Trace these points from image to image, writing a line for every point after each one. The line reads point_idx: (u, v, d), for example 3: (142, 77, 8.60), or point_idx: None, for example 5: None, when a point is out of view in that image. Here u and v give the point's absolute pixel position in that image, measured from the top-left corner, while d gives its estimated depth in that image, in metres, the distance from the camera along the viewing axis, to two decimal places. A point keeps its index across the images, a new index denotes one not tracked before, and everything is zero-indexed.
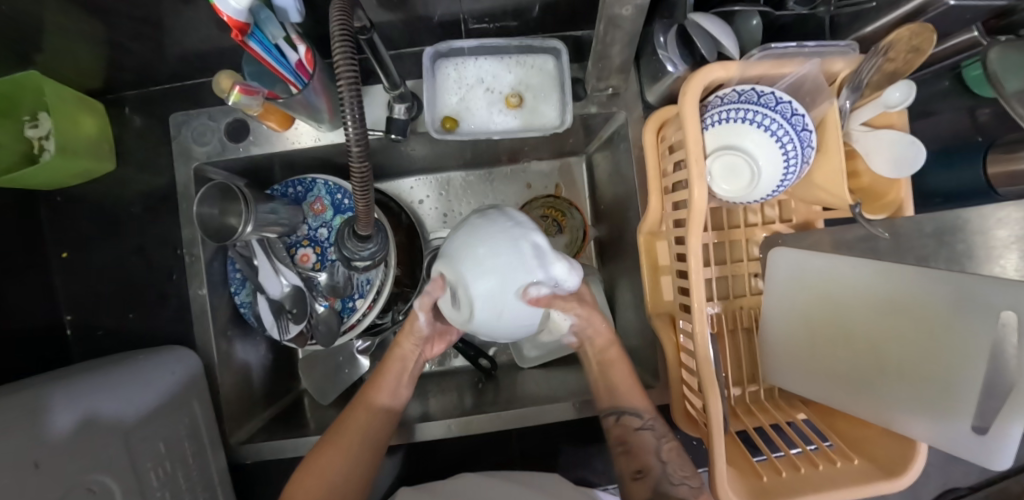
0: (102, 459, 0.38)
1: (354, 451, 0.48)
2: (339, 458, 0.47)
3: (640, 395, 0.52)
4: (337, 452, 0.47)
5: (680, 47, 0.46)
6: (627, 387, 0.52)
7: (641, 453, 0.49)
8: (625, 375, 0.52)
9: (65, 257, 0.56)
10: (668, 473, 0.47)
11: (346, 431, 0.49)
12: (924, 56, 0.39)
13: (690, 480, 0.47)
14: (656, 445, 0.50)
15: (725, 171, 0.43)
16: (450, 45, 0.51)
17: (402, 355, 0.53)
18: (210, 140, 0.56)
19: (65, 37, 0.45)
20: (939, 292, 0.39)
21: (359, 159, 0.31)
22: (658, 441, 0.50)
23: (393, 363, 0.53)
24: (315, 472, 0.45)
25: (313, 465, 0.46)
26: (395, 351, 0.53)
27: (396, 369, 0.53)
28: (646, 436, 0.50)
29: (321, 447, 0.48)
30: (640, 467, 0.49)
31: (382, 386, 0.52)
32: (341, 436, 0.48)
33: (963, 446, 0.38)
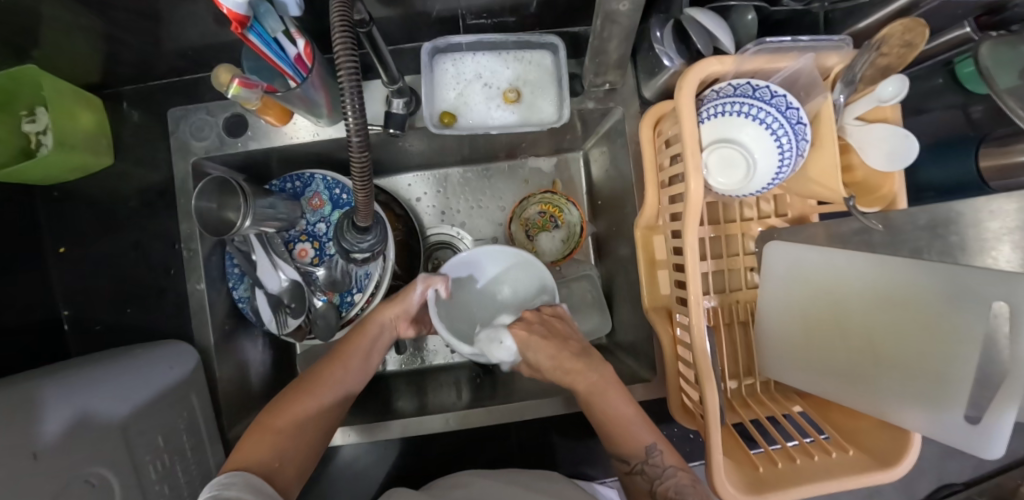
0: (101, 452, 0.38)
1: (324, 404, 0.47)
2: (310, 407, 0.46)
3: (637, 424, 0.47)
4: (306, 398, 0.46)
5: (676, 42, 0.46)
6: (620, 418, 0.47)
7: (637, 498, 0.45)
8: (624, 415, 0.47)
9: (62, 251, 0.56)
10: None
11: (316, 382, 0.48)
12: (917, 50, 0.40)
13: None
14: (651, 490, 0.44)
15: (722, 164, 0.43)
16: (449, 40, 0.52)
17: (381, 320, 0.54)
18: (208, 135, 0.56)
19: (63, 32, 0.45)
20: (934, 283, 0.40)
21: (359, 151, 0.31)
22: (651, 485, 0.44)
23: (371, 329, 0.53)
24: (282, 417, 0.44)
25: (280, 410, 0.45)
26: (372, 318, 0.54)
27: (371, 339, 0.53)
28: (640, 483, 0.45)
29: (286, 403, 0.46)
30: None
31: (355, 347, 0.52)
32: (312, 387, 0.47)
33: (956, 436, 0.38)
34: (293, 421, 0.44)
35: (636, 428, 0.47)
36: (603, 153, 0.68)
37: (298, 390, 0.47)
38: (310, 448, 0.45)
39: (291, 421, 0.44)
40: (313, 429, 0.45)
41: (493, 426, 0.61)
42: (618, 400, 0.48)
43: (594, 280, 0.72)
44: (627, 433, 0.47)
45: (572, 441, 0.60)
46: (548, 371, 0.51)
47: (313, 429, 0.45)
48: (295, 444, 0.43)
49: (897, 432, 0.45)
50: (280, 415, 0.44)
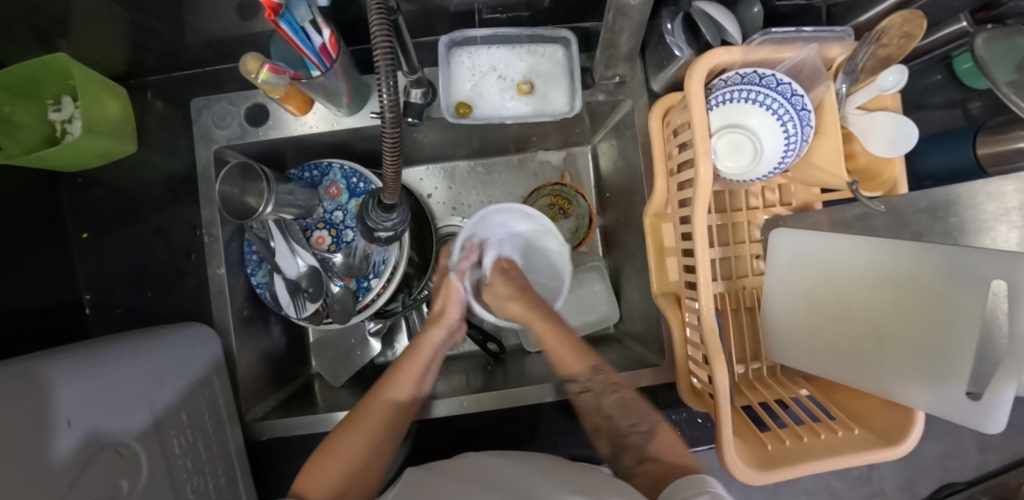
0: (129, 425, 0.39)
1: (377, 431, 0.47)
2: (361, 439, 0.46)
3: (571, 354, 0.54)
4: (357, 432, 0.46)
5: (687, 33, 0.48)
6: (554, 348, 0.55)
7: (589, 412, 0.53)
8: (564, 345, 0.55)
9: (85, 237, 0.58)
10: (617, 427, 0.49)
11: (367, 414, 0.48)
12: (915, 40, 0.41)
13: (638, 428, 0.48)
14: (597, 403, 0.52)
15: (730, 148, 0.45)
16: (465, 33, 0.53)
17: (431, 342, 0.57)
18: (230, 124, 0.57)
19: (94, 22, 0.47)
20: (934, 264, 0.41)
21: (392, 128, 0.32)
22: (597, 399, 0.52)
23: (424, 351, 0.56)
24: (336, 455, 0.44)
25: (335, 448, 0.45)
26: (423, 339, 0.57)
27: (424, 359, 0.55)
28: (586, 398, 0.53)
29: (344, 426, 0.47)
30: (596, 426, 0.52)
31: (410, 369, 0.53)
32: (363, 420, 0.47)
33: (956, 412, 0.40)
34: (348, 454, 0.44)
35: (575, 353, 0.54)
36: (611, 147, 0.70)
37: (348, 423, 0.47)
38: (371, 478, 0.45)
39: (345, 458, 0.44)
40: (369, 461, 0.45)
41: (502, 412, 0.62)
42: (559, 330, 0.57)
43: (602, 270, 0.73)
44: (571, 359, 0.54)
45: (581, 427, 0.61)
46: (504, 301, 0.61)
47: (367, 461, 0.45)
48: (354, 476, 0.44)
49: (899, 407, 0.46)
50: (334, 453, 0.44)
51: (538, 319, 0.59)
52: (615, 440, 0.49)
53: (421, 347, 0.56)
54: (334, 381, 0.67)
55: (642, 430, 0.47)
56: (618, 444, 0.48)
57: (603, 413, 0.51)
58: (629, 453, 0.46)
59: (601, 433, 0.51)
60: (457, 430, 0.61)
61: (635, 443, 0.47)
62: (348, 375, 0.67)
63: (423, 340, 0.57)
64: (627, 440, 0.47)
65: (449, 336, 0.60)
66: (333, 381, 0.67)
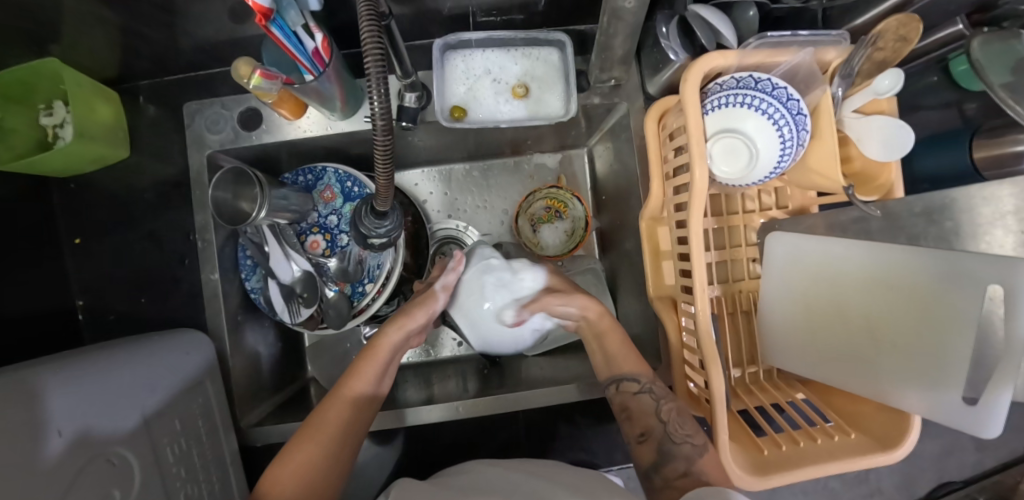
0: (121, 433, 0.38)
1: (335, 437, 0.45)
2: (319, 447, 0.43)
3: (630, 359, 0.53)
4: (316, 441, 0.43)
5: (681, 37, 0.47)
6: (614, 350, 0.54)
7: (642, 416, 0.50)
8: (618, 342, 0.54)
9: (77, 243, 0.57)
10: (669, 434, 0.48)
11: (323, 423, 0.45)
12: (910, 45, 0.41)
13: (691, 440, 0.47)
14: (656, 407, 0.50)
15: (725, 153, 0.44)
16: (459, 36, 0.53)
17: (388, 339, 0.52)
18: (223, 129, 0.57)
19: (84, 26, 0.46)
20: (932, 269, 0.41)
21: (383, 135, 0.32)
22: (656, 402, 0.50)
23: (382, 348, 0.52)
24: (292, 464, 0.42)
25: (289, 458, 0.42)
26: (381, 338, 0.52)
27: (380, 360, 0.51)
28: (643, 401, 0.51)
29: (300, 437, 0.44)
30: (643, 430, 0.49)
31: (365, 373, 0.50)
32: (318, 429, 0.44)
33: (954, 416, 0.40)
34: (306, 464, 0.42)
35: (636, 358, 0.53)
36: (608, 149, 0.69)
37: (303, 432, 0.44)
38: (332, 485, 0.43)
39: (304, 468, 0.42)
40: (329, 470, 0.43)
41: (498, 417, 0.61)
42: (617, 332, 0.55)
43: (599, 274, 0.73)
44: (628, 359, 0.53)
45: (576, 430, 0.61)
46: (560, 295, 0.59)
47: (327, 468, 0.43)
48: (315, 484, 0.42)
49: (894, 413, 0.46)
50: (289, 461, 0.42)
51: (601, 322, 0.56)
52: (662, 448, 0.47)
53: (376, 348, 0.51)
54: (330, 386, 0.68)
55: (698, 444, 0.46)
56: (667, 452, 0.47)
57: (659, 416, 0.49)
58: (674, 465, 0.45)
59: (648, 438, 0.49)
60: (454, 433, 0.61)
61: (685, 455, 0.46)
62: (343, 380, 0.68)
63: (382, 337, 0.52)
64: (678, 449, 0.47)
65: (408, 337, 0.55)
66: (329, 386, 0.68)
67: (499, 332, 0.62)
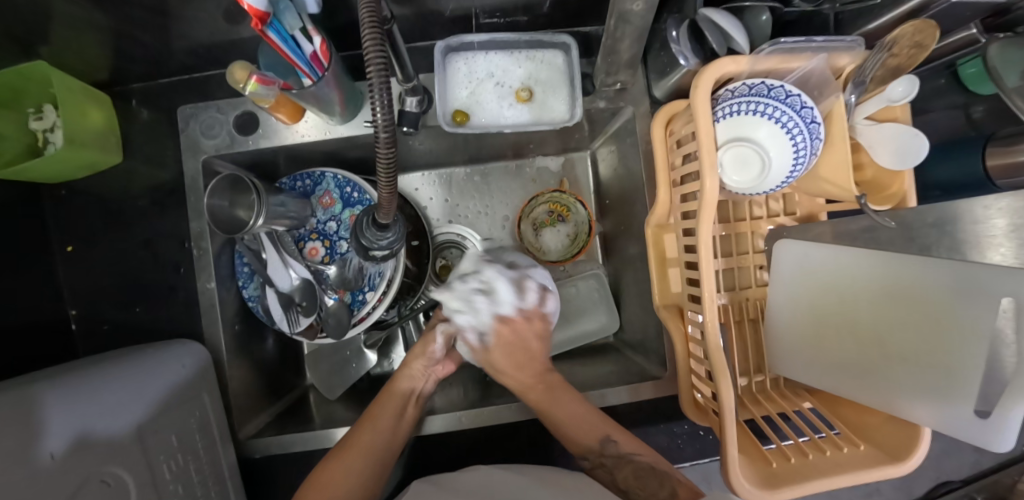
0: (116, 453, 0.37)
1: (360, 461, 0.49)
2: (342, 470, 0.47)
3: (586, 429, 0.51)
4: (340, 464, 0.48)
5: (692, 41, 0.46)
6: (574, 420, 0.52)
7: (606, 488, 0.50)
8: (575, 420, 0.52)
9: (69, 250, 0.56)
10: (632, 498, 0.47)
11: (348, 448, 0.49)
12: (926, 52, 0.40)
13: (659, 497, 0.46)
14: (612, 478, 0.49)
15: (736, 162, 0.43)
16: (461, 38, 0.52)
17: (410, 375, 0.57)
18: (219, 133, 0.55)
19: (72, 28, 0.44)
20: (943, 280, 0.40)
21: (386, 147, 0.31)
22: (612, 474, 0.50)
23: (402, 383, 0.56)
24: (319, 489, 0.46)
25: (319, 479, 0.47)
26: (404, 371, 0.57)
27: (398, 398, 0.55)
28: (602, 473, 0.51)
29: (329, 462, 0.48)
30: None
31: (385, 405, 0.54)
32: (345, 451, 0.49)
33: (964, 428, 0.39)
34: (329, 488, 0.46)
35: (589, 425, 0.52)
36: (611, 152, 0.68)
37: (332, 456, 0.49)
38: None
39: (328, 489, 0.46)
40: (353, 493, 0.47)
41: (501, 427, 0.60)
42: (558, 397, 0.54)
43: (601, 278, 0.73)
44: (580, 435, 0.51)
45: None
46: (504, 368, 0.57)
47: (352, 494, 0.47)
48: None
49: (903, 425, 0.46)
50: (317, 486, 0.46)
51: (536, 393, 0.55)
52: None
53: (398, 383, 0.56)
54: (329, 394, 0.66)
55: (664, 499, 0.45)
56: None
57: (619, 486, 0.49)
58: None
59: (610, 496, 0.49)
60: (458, 442, 0.60)
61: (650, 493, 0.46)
62: (342, 388, 0.66)
63: (404, 373, 0.57)
64: None
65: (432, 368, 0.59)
66: (328, 394, 0.66)
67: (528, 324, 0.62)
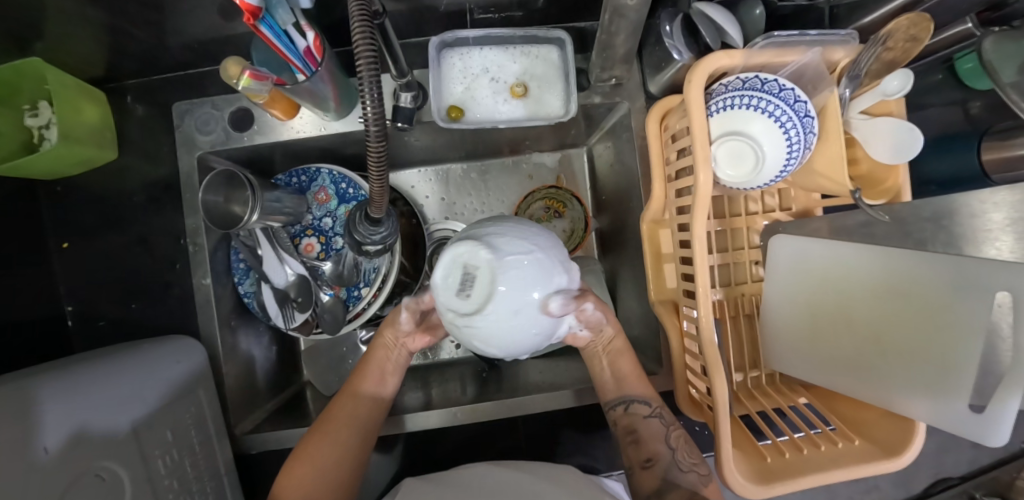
0: (111, 448, 0.37)
1: (343, 437, 0.49)
2: (324, 443, 0.48)
3: (639, 382, 0.53)
4: (322, 438, 0.48)
5: (686, 36, 0.46)
6: (628, 373, 0.52)
7: (650, 441, 0.50)
8: (630, 363, 0.52)
9: (65, 247, 0.56)
10: (676, 461, 0.49)
11: (330, 419, 0.50)
12: (921, 44, 0.40)
13: (697, 469, 0.49)
14: (665, 433, 0.51)
15: (730, 157, 0.43)
16: (456, 34, 0.52)
17: (384, 345, 0.53)
18: (214, 129, 0.55)
19: (67, 24, 0.44)
20: (937, 274, 0.40)
21: (376, 141, 0.31)
22: (665, 428, 0.51)
23: (379, 353, 0.53)
24: (305, 460, 0.47)
25: (303, 450, 0.48)
26: (379, 341, 0.53)
27: (377, 366, 0.53)
28: (654, 424, 0.51)
29: (314, 432, 0.49)
30: (649, 456, 0.49)
31: (366, 376, 0.52)
32: (328, 423, 0.49)
33: (959, 423, 0.39)
34: (313, 459, 0.47)
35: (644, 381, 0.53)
36: (608, 148, 0.68)
37: (315, 428, 0.49)
38: (343, 476, 0.48)
39: (312, 460, 0.47)
40: (337, 462, 0.48)
41: (496, 423, 0.61)
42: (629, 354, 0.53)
43: (598, 275, 0.72)
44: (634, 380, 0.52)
45: (578, 434, 0.60)
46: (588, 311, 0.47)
47: (339, 462, 0.48)
48: (330, 473, 0.47)
49: (898, 419, 0.46)
50: (302, 458, 0.47)
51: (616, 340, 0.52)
52: (670, 473, 0.48)
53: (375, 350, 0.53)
54: (327, 391, 0.66)
55: (704, 474, 0.49)
56: (672, 480, 0.48)
57: (667, 443, 0.50)
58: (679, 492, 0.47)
59: (654, 464, 0.49)
60: (456, 436, 0.60)
61: (691, 483, 0.48)
62: (339, 384, 0.66)
63: (378, 343, 0.53)
64: (684, 478, 0.48)
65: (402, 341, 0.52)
66: (326, 391, 0.66)
67: (528, 337, 0.32)
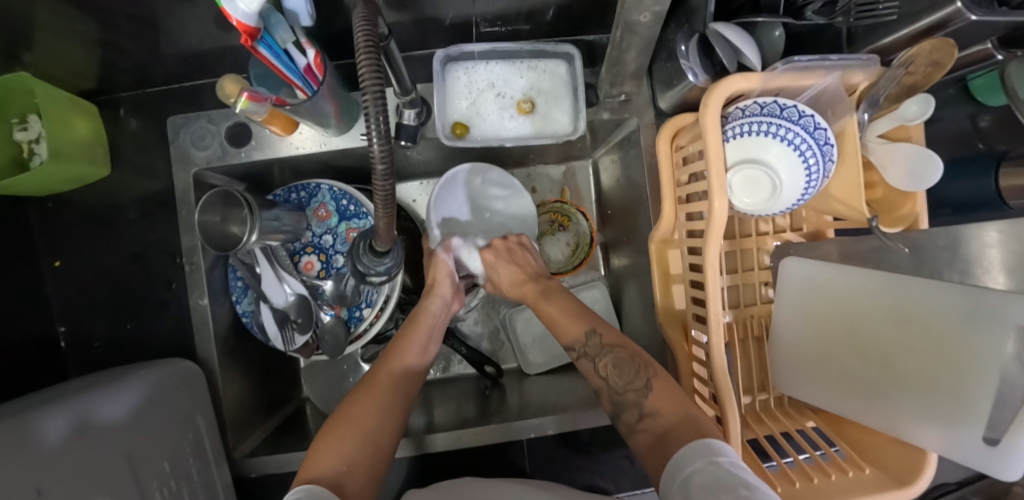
0: (105, 483, 0.36)
1: (388, 397, 0.47)
2: (375, 404, 0.46)
3: (572, 321, 0.52)
4: (371, 395, 0.46)
5: (701, 56, 0.44)
6: (562, 320, 0.53)
7: (588, 377, 0.50)
8: (561, 312, 0.54)
9: (58, 265, 0.54)
10: (613, 388, 0.47)
11: (381, 379, 0.48)
12: (944, 69, 0.39)
13: (635, 387, 0.45)
14: (594, 365, 0.49)
15: (747, 184, 0.42)
16: (462, 48, 0.50)
17: (429, 309, 0.57)
18: (210, 144, 0.54)
19: (57, 36, 0.42)
20: (953, 305, 0.39)
21: (383, 178, 0.30)
22: (594, 362, 0.49)
23: (425, 318, 0.56)
24: (350, 420, 0.44)
25: (349, 409, 0.45)
26: (423, 308, 0.57)
27: (421, 336, 0.54)
28: (586, 363, 0.50)
29: (356, 396, 0.47)
30: (595, 389, 0.49)
31: (413, 339, 0.53)
32: (376, 386, 0.48)
33: (974, 457, 0.38)
34: (361, 420, 0.44)
35: (573, 320, 0.52)
36: (614, 162, 0.67)
37: (359, 391, 0.47)
38: (388, 445, 0.44)
39: (364, 421, 0.44)
40: (387, 420, 0.45)
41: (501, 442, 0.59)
42: (556, 299, 0.56)
43: (603, 289, 0.72)
44: (566, 322, 0.53)
45: None
46: (507, 285, 0.60)
47: (386, 424, 0.45)
48: (378, 432, 0.44)
49: (906, 447, 0.45)
50: (346, 419, 0.44)
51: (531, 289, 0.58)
52: (614, 400, 0.46)
53: (420, 316, 0.56)
54: (327, 409, 0.65)
55: (640, 387, 0.44)
56: (617, 403, 0.45)
57: (600, 375, 0.48)
58: (629, 412, 0.44)
59: (601, 395, 0.48)
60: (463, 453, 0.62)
61: (633, 401, 0.44)
62: (339, 403, 0.65)
63: (423, 308, 0.57)
64: (625, 399, 0.45)
65: (447, 305, 0.59)
66: (326, 409, 0.65)
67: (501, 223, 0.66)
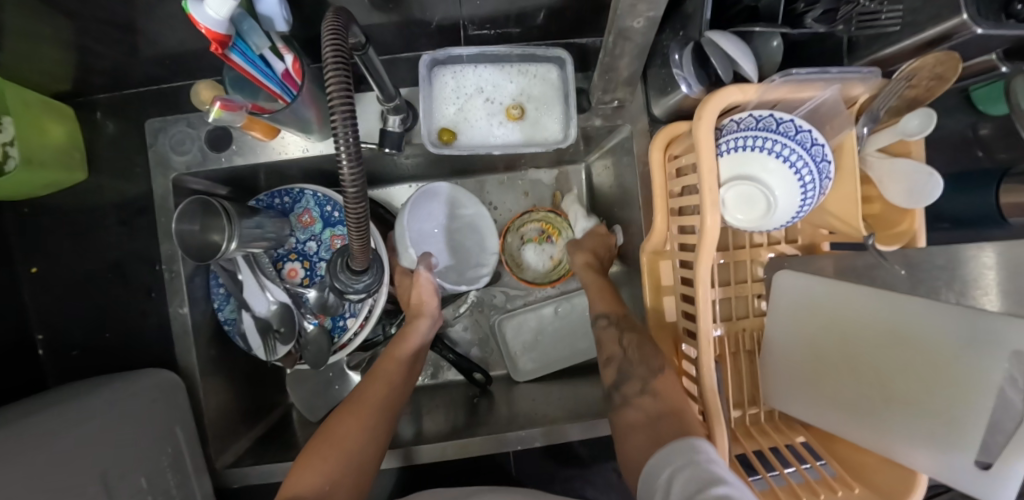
0: None
1: (371, 417, 0.46)
2: (359, 425, 0.45)
3: (602, 300, 0.59)
4: (357, 417, 0.45)
5: (696, 65, 0.43)
6: (598, 295, 0.60)
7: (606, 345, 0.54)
8: (603, 290, 0.60)
9: (33, 272, 0.53)
10: (625, 359, 0.50)
11: (367, 400, 0.47)
12: (948, 83, 0.37)
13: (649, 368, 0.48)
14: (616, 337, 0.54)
15: (739, 200, 0.40)
16: (449, 52, 0.48)
17: (417, 329, 0.55)
18: (189, 149, 0.52)
19: (25, 39, 0.41)
20: (945, 325, 0.36)
21: (355, 200, 0.29)
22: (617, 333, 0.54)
23: (412, 335, 0.55)
24: (335, 442, 0.43)
25: (331, 431, 0.44)
26: (410, 325, 0.56)
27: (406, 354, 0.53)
28: (607, 333, 0.55)
29: (339, 418, 0.45)
30: (607, 357, 0.53)
31: (398, 358, 0.52)
32: (360, 407, 0.47)
33: (962, 481, 0.35)
34: (342, 444, 0.43)
35: (608, 300, 0.59)
36: (607, 167, 0.66)
37: (344, 412, 0.46)
38: (368, 466, 0.43)
39: (345, 443, 0.43)
40: (370, 441, 0.44)
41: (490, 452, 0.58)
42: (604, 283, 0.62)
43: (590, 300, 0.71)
44: (601, 298, 0.60)
45: None
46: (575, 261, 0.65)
47: (369, 444, 0.44)
48: (360, 457, 0.43)
49: (900, 467, 0.43)
50: (330, 440, 0.43)
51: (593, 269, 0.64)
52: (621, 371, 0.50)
53: (408, 335, 0.55)
54: (311, 416, 0.64)
55: (651, 366, 0.48)
56: (624, 372, 0.49)
57: (619, 345, 0.53)
58: (632, 384, 0.48)
59: (610, 363, 0.52)
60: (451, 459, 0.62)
61: (641, 376, 0.48)
62: (325, 410, 0.64)
63: (410, 326, 0.56)
64: (632, 372, 0.49)
65: (434, 324, 0.57)
66: (310, 416, 0.64)
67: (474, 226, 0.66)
